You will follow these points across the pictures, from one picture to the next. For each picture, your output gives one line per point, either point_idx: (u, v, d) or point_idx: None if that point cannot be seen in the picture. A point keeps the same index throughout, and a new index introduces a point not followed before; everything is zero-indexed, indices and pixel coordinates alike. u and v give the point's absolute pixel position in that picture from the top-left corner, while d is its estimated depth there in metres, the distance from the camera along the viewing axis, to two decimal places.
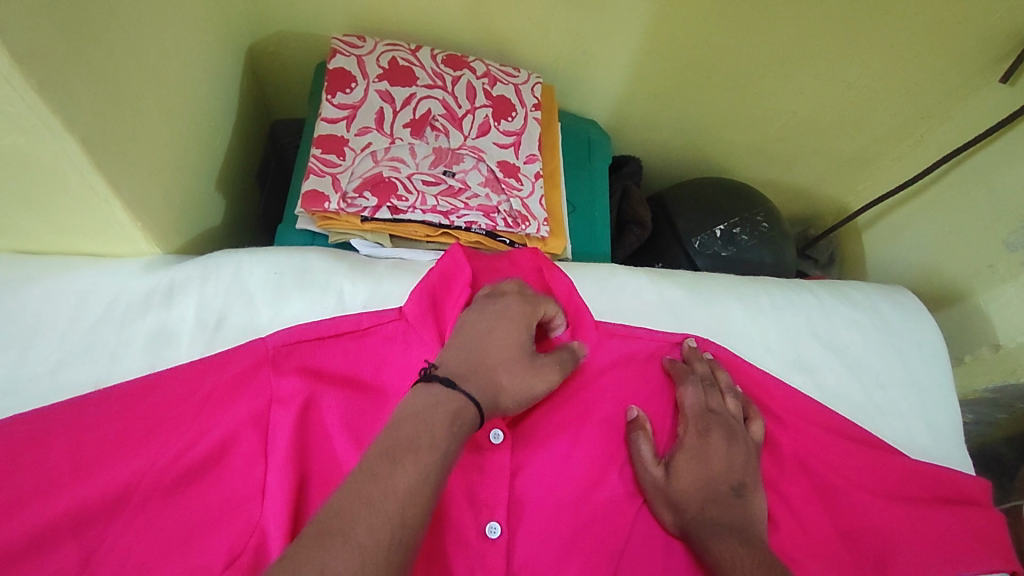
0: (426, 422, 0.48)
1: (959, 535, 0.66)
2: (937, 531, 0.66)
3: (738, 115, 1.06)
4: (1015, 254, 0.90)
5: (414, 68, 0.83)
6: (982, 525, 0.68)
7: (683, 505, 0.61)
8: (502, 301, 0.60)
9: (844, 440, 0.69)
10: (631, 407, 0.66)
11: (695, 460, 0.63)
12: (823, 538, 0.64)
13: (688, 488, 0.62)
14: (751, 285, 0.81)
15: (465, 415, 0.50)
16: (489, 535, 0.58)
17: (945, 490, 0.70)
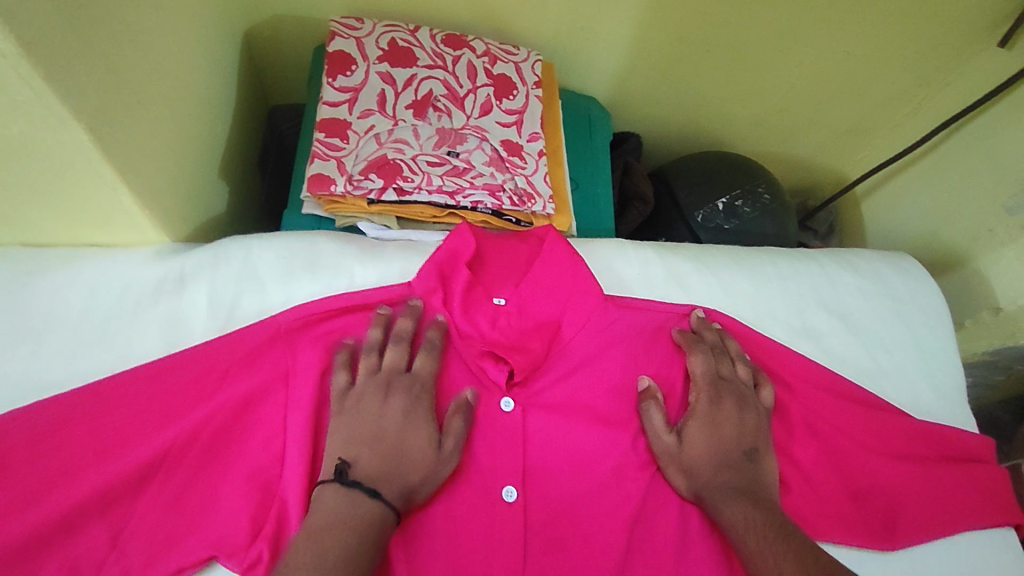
0: (347, 532, 0.51)
1: (963, 491, 0.69)
2: (941, 489, 0.68)
3: (736, 88, 1.06)
4: (1014, 218, 0.92)
5: (414, 48, 0.82)
6: (985, 483, 0.70)
7: (698, 471, 0.63)
8: (398, 389, 0.61)
9: (851, 403, 0.71)
10: (642, 377, 0.68)
11: (709, 427, 0.64)
12: (836, 501, 0.66)
13: (703, 454, 0.63)
14: (757, 255, 0.81)
15: (389, 521, 0.54)
16: (506, 499, 0.60)
17: (949, 448, 0.72)
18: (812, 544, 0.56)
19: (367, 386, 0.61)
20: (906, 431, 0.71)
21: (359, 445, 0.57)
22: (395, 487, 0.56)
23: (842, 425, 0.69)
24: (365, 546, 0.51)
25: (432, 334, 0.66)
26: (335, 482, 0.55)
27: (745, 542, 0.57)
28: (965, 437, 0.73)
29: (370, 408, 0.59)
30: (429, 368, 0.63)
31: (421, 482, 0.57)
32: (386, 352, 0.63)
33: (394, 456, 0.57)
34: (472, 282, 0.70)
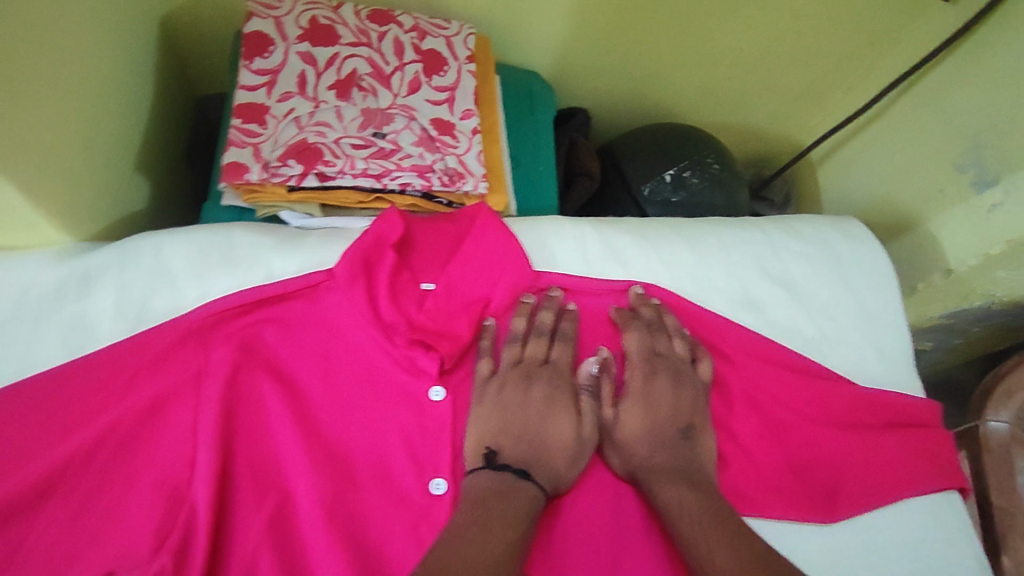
0: (510, 503, 0.56)
1: (906, 458, 0.68)
2: (883, 457, 0.68)
3: (683, 56, 1.02)
4: (964, 176, 0.89)
5: (336, 26, 0.78)
6: (927, 446, 0.70)
7: (631, 450, 0.63)
8: (535, 378, 0.64)
9: (791, 374, 0.70)
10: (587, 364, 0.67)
11: (642, 406, 0.65)
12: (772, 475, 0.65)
13: (636, 433, 0.64)
14: (699, 226, 0.78)
15: (540, 500, 0.58)
16: (433, 492, 0.60)
17: (894, 416, 0.71)
18: (745, 525, 0.56)
19: (510, 378, 0.64)
20: (848, 398, 0.70)
21: (503, 434, 0.62)
22: (546, 472, 0.60)
23: (781, 396, 0.68)
24: (523, 512, 0.56)
25: (566, 325, 0.68)
26: (485, 467, 0.59)
27: (676, 519, 0.57)
28: (909, 402, 0.72)
29: (516, 398, 0.63)
30: (566, 354, 0.66)
31: (567, 467, 0.62)
32: (528, 343, 0.67)
33: (548, 443, 0.61)
34: (398, 266, 0.68)
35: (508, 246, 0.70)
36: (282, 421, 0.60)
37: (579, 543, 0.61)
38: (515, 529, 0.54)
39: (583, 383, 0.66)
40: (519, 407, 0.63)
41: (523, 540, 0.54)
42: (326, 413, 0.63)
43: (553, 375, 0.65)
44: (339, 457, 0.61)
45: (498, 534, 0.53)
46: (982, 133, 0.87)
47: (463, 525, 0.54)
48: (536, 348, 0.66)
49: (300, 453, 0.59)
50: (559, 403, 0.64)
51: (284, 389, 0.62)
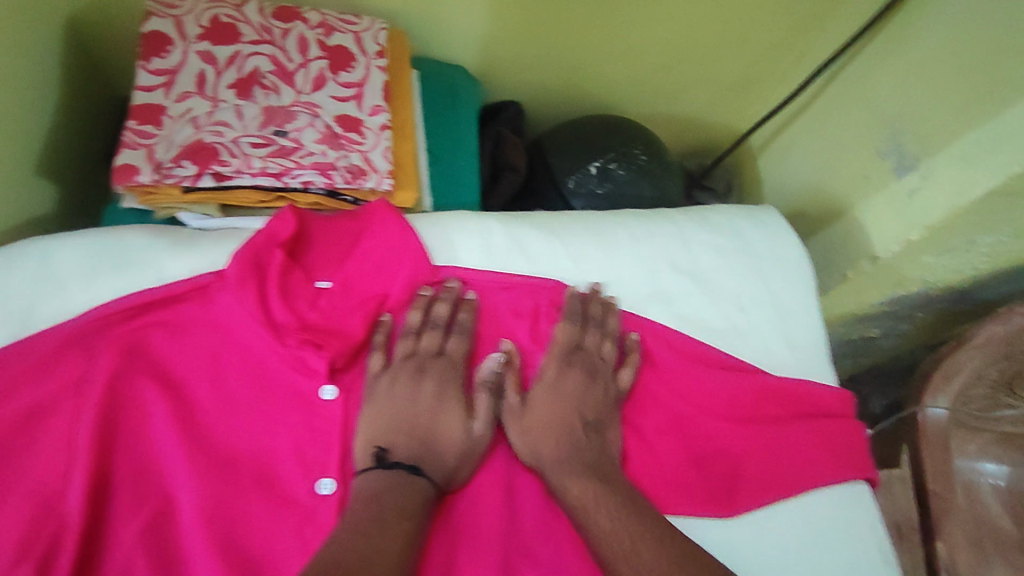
0: (403, 499, 0.57)
1: (812, 450, 0.67)
2: (788, 450, 0.67)
3: (611, 46, 1.01)
4: (886, 162, 0.89)
5: (238, 24, 0.75)
6: (835, 437, 0.69)
7: (538, 440, 0.64)
8: (426, 373, 0.64)
9: (693, 365, 0.70)
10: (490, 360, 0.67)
11: (552, 399, 0.66)
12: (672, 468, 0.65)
13: (547, 426, 0.64)
14: (608, 219, 0.77)
15: (431, 494, 0.60)
16: (319, 492, 0.61)
17: (802, 407, 0.70)
18: (663, 522, 0.59)
19: (401, 374, 0.64)
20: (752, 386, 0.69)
21: (394, 432, 0.62)
22: (437, 465, 0.61)
23: (680, 389, 0.68)
24: (417, 505, 0.58)
25: (463, 316, 0.67)
26: (376, 467, 0.60)
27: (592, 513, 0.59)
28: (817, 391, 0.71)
29: (405, 394, 0.63)
30: (461, 347, 0.66)
31: (458, 461, 0.62)
32: (423, 336, 0.66)
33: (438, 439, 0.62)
34: (288, 265, 0.67)
35: (405, 242, 0.69)
36: (166, 426, 0.60)
37: (467, 545, 0.61)
38: (408, 524, 0.56)
39: (481, 378, 0.66)
40: (411, 402, 0.63)
41: (415, 530, 0.56)
42: (214, 416, 0.62)
43: (445, 368, 0.65)
44: (225, 460, 0.61)
45: (391, 529, 0.54)
46: (902, 118, 0.86)
47: (359, 520, 0.55)
48: (433, 341, 0.66)
49: (182, 457, 0.59)
50: (450, 398, 0.64)
51: (168, 393, 0.62)
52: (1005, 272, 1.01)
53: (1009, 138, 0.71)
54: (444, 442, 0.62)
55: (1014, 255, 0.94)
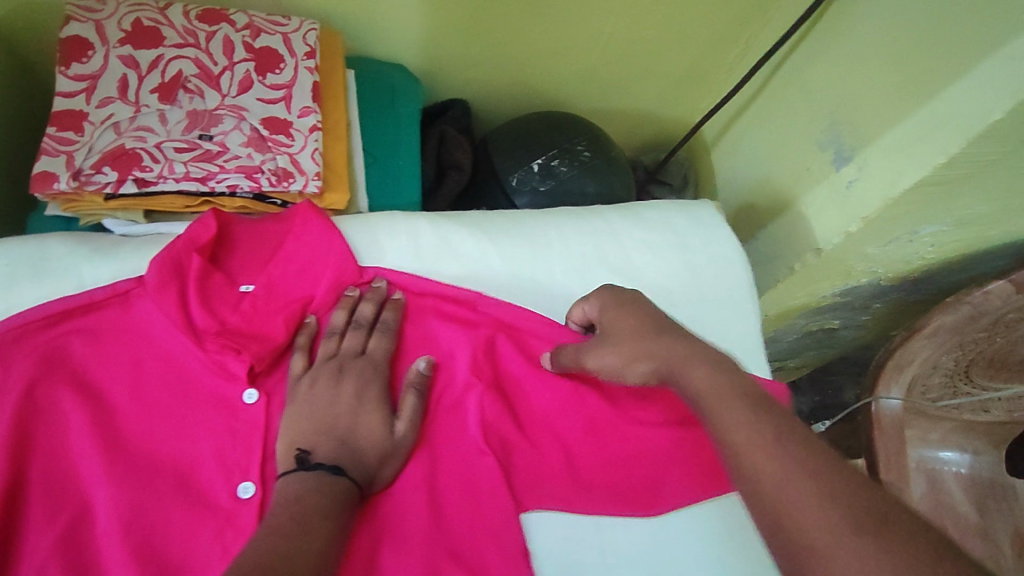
0: (325, 503, 0.55)
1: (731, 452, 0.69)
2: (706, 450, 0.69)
3: (554, 42, 1.01)
4: (825, 153, 0.88)
5: (161, 27, 0.75)
6: None
7: (626, 342, 0.60)
8: (346, 375, 0.63)
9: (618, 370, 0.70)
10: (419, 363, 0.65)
11: (618, 328, 0.62)
12: (592, 471, 0.67)
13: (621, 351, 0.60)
14: (539, 219, 0.77)
15: (354, 496, 0.58)
16: (241, 496, 0.60)
17: None
18: (794, 420, 0.48)
19: (322, 375, 0.62)
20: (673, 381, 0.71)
21: (317, 433, 0.59)
22: (360, 467, 0.59)
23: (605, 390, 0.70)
24: (340, 509, 0.56)
25: (388, 317, 0.67)
26: (298, 470, 0.58)
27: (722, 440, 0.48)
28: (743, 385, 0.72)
29: (326, 396, 0.61)
30: (384, 349, 0.65)
31: (380, 464, 0.61)
32: (345, 337, 0.65)
33: (361, 442, 0.60)
34: (208, 270, 0.66)
35: (328, 246, 0.69)
36: (83, 435, 0.59)
37: (388, 547, 0.60)
38: (329, 528, 0.53)
39: (410, 380, 0.64)
40: (331, 403, 0.61)
41: (337, 534, 0.54)
42: (134, 423, 0.61)
43: (366, 368, 0.64)
44: (145, 466, 0.60)
45: (312, 534, 0.52)
46: (839, 110, 0.86)
47: (279, 522, 0.53)
48: (355, 343, 0.65)
49: (99, 465, 0.58)
50: (373, 399, 0.62)
51: (87, 400, 0.60)
52: (954, 261, 1.01)
53: (934, 130, 0.70)
54: (366, 442, 0.61)
55: (958, 245, 0.94)
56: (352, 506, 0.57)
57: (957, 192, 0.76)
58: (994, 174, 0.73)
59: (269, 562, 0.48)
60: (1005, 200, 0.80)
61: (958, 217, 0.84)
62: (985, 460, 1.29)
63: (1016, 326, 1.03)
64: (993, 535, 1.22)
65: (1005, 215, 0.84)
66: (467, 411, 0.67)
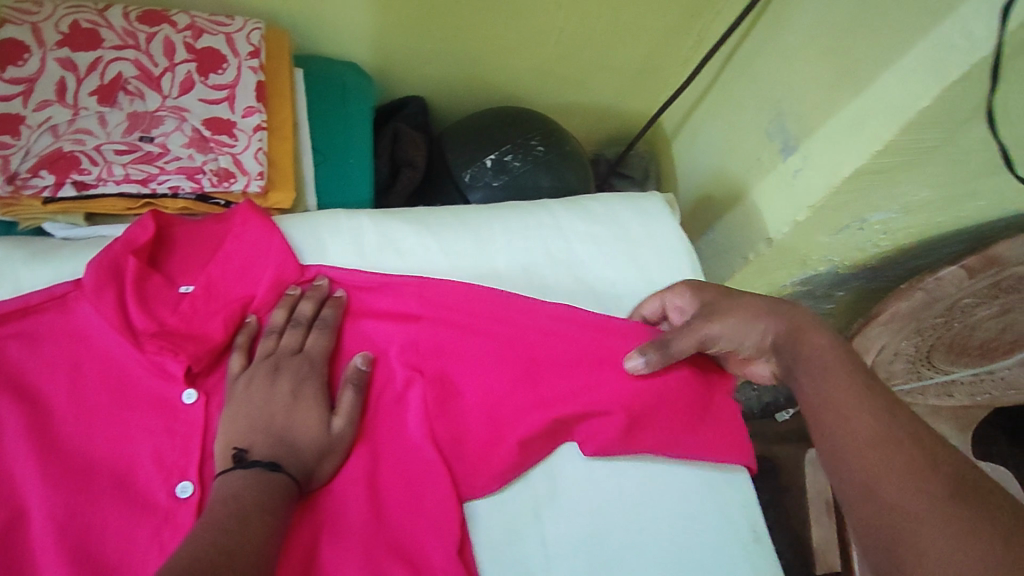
0: (262, 499, 0.56)
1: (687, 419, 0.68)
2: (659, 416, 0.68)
3: (506, 37, 1.01)
4: (772, 143, 0.89)
5: (100, 30, 0.74)
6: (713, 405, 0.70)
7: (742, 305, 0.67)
8: (283, 372, 0.63)
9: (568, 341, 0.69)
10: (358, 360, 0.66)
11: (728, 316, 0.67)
12: (538, 446, 0.67)
13: (742, 330, 0.66)
14: (484, 214, 0.77)
15: (292, 491, 0.58)
16: (180, 496, 0.60)
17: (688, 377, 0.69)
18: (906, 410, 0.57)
19: (259, 373, 0.63)
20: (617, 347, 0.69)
21: (253, 432, 0.60)
22: (298, 463, 0.60)
23: (553, 364, 0.68)
24: (277, 504, 0.56)
25: (327, 314, 0.67)
26: (236, 467, 0.58)
27: (840, 409, 0.57)
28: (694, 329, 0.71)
29: (262, 394, 0.62)
30: (322, 346, 0.66)
31: (318, 460, 0.61)
32: (284, 335, 0.66)
33: (297, 438, 0.61)
34: (147, 271, 0.66)
35: (267, 244, 0.69)
36: (18, 438, 0.59)
37: (327, 540, 0.61)
38: (265, 523, 0.54)
39: (350, 375, 0.65)
40: (267, 401, 0.61)
41: (275, 528, 0.55)
42: (70, 426, 0.61)
43: (303, 365, 0.64)
44: (82, 468, 0.59)
45: (249, 529, 0.53)
46: (784, 100, 0.86)
47: (218, 518, 0.53)
48: (294, 340, 0.65)
49: (34, 467, 0.58)
50: (311, 395, 0.63)
51: (23, 404, 0.60)
52: (909, 248, 1.01)
53: (868, 116, 0.71)
54: (303, 439, 0.61)
55: (909, 231, 0.94)
56: (290, 500, 0.58)
57: (897, 178, 0.76)
58: (932, 160, 0.73)
59: (210, 559, 0.49)
60: (949, 186, 0.80)
61: (903, 204, 0.84)
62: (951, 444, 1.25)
63: (972, 311, 1.02)
64: None
65: (952, 202, 0.85)
66: (409, 406, 0.67)
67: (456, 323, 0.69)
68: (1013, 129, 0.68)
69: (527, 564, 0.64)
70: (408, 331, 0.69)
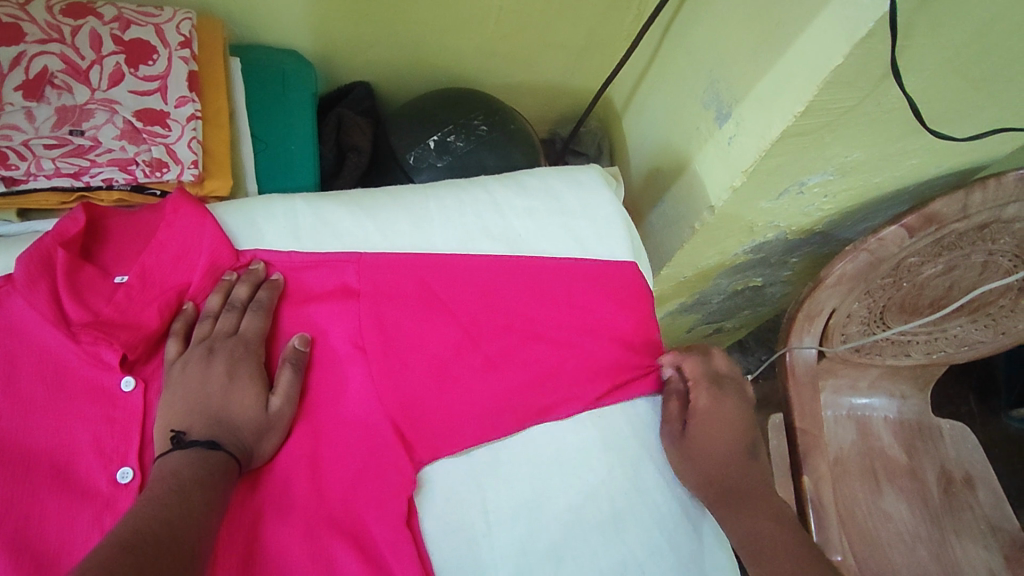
0: (202, 478, 0.56)
1: (622, 372, 0.73)
2: (595, 373, 0.72)
3: (445, 19, 1.02)
4: (708, 111, 0.90)
5: (22, 24, 0.74)
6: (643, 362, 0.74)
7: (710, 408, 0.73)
8: (217, 354, 0.64)
9: (505, 310, 0.72)
10: (296, 339, 0.67)
11: (707, 428, 0.71)
12: (486, 411, 0.69)
13: (711, 448, 0.71)
14: (420, 193, 0.76)
15: (233, 469, 0.59)
16: (120, 481, 0.60)
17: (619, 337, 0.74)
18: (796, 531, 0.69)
19: (194, 356, 0.63)
20: (537, 296, 0.73)
21: (191, 414, 0.60)
22: (238, 441, 0.61)
23: (490, 331, 0.72)
24: (217, 482, 0.57)
25: (262, 295, 0.67)
26: (174, 449, 0.58)
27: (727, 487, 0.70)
28: (595, 271, 0.75)
29: (198, 377, 0.62)
30: (258, 328, 0.66)
31: (256, 439, 0.62)
32: (219, 319, 0.66)
33: (233, 419, 0.61)
34: (79, 261, 0.66)
35: (198, 230, 0.68)
36: None
37: (271, 516, 0.62)
38: (204, 501, 0.55)
39: (288, 353, 0.66)
40: (202, 384, 0.62)
41: (215, 505, 0.56)
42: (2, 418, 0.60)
43: (238, 347, 0.65)
44: (17, 457, 0.59)
45: (189, 506, 0.54)
46: (717, 68, 0.88)
47: (157, 495, 0.54)
48: (230, 322, 0.66)
49: None
50: (248, 375, 0.64)
51: None
52: (853, 211, 1.02)
53: (790, 78, 0.72)
54: (240, 417, 0.62)
55: (850, 192, 0.95)
56: (230, 478, 0.58)
57: (826, 140, 0.78)
58: (855, 121, 0.75)
59: (150, 538, 0.50)
60: (879, 145, 0.82)
61: (838, 165, 0.85)
62: (912, 403, 1.24)
63: (919, 269, 1.01)
64: (922, 474, 1.18)
65: (885, 161, 0.86)
66: (350, 382, 0.68)
67: (395, 296, 0.70)
68: (926, 88, 0.70)
69: (468, 533, 0.66)
70: (348, 308, 0.70)
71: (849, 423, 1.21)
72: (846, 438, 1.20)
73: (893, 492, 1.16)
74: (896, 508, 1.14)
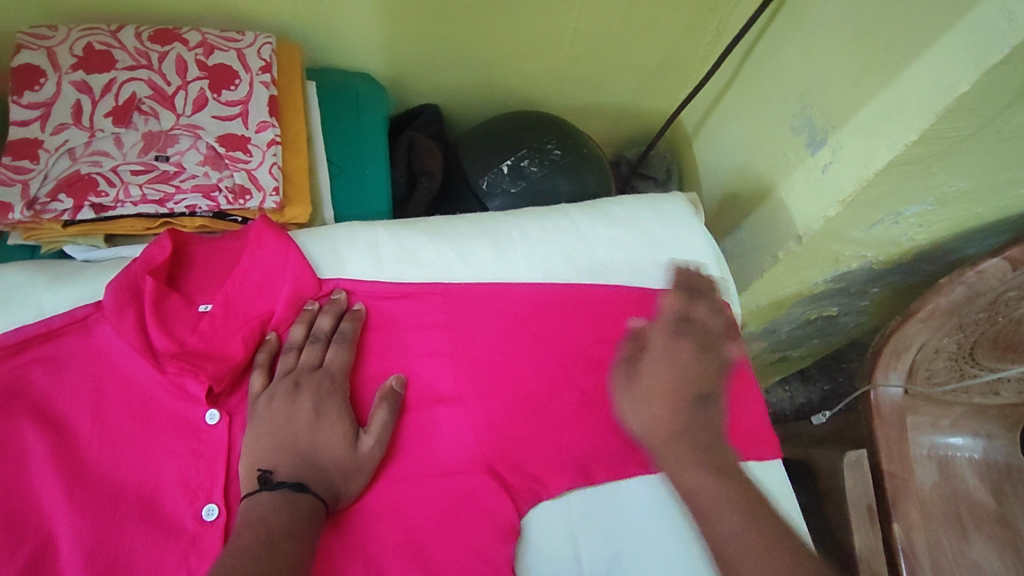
0: (292, 527, 0.54)
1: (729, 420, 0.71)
2: None
3: (519, 43, 1.00)
4: (798, 138, 0.86)
5: (113, 51, 0.75)
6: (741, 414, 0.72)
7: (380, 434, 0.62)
8: (300, 390, 0.62)
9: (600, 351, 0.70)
10: (392, 380, 0.65)
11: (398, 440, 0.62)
12: (587, 449, 0.68)
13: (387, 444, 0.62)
14: (503, 221, 0.74)
15: (320, 514, 0.57)
16: (205, 518, 0.59)
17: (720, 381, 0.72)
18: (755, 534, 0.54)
19: (277, 392, 0.61)
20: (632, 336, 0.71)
21: (277, 452, 0.59)
22: (323, 482, 0.59)
23: (585, 371, 0.70)
24: (306, 529, 0.55)
25: (345, 328, 0.65)
26: (261, 489, 0.57)
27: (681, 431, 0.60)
28: None
29: (281, 413, 0.60)
30: (342, 363, 0.64)
31: (341, 484, 0.60)
32: (303, 351, 0.65)
33: (315, 462, 0.59)
34: (166, 290, 0.65)
35: (280, 260, 0.67)
36: (42, 465, 0.58)
37: (351, 561, 0.60)
38: (295, 553, 0.53)
39: (382, 394, 0.64)
40: (285, 423, 0.60)
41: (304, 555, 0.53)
42: (90, 449, 0.60)
43: (324, 381, 0.63)
44: (105, 491, 0.58)
45: (281, 558, 0.52)
46: (809, 92, 0.84)
47: (245, 545, 0.52)
48: (312, 355, 0.64)
49: (60, 493, 0.57)
50: (333, 413, 0.61)
51: (48, 430, 0.59)
52: (946, 240, 0.96)
53: (902, 103, 0.68)
54: (328, 457, 0.60)
55: (947, 222, 0.89)
56: (317, 524, 0.56)
57: (932, 169, 0.73)
58: (970, 148, 0.70)
59: None
60: (987, 174, 0.76)
61: (939, 195, 0.80)
62: (999, 445, 1.15)
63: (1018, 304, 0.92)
64: (1015, 523, 1.08)
65: (992, 190, 0.81)
66: (439, 425, 0.66)
67: (482, 328, 0.69)
68: None
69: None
70: (437, 342, 0.68)
71: (932, 463, 1.13)
72: (928, 479, 1.12)
73: (981, 540, 1.06)
74: (985, 558, 1.05)
